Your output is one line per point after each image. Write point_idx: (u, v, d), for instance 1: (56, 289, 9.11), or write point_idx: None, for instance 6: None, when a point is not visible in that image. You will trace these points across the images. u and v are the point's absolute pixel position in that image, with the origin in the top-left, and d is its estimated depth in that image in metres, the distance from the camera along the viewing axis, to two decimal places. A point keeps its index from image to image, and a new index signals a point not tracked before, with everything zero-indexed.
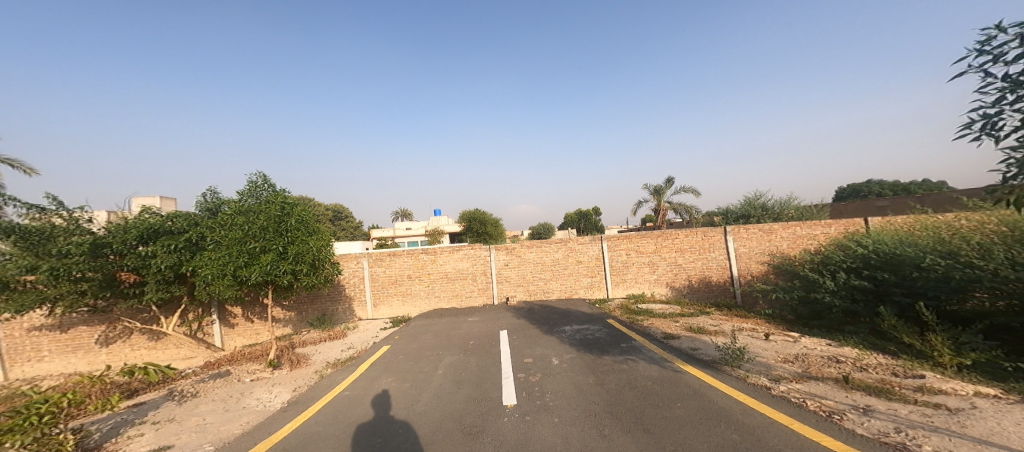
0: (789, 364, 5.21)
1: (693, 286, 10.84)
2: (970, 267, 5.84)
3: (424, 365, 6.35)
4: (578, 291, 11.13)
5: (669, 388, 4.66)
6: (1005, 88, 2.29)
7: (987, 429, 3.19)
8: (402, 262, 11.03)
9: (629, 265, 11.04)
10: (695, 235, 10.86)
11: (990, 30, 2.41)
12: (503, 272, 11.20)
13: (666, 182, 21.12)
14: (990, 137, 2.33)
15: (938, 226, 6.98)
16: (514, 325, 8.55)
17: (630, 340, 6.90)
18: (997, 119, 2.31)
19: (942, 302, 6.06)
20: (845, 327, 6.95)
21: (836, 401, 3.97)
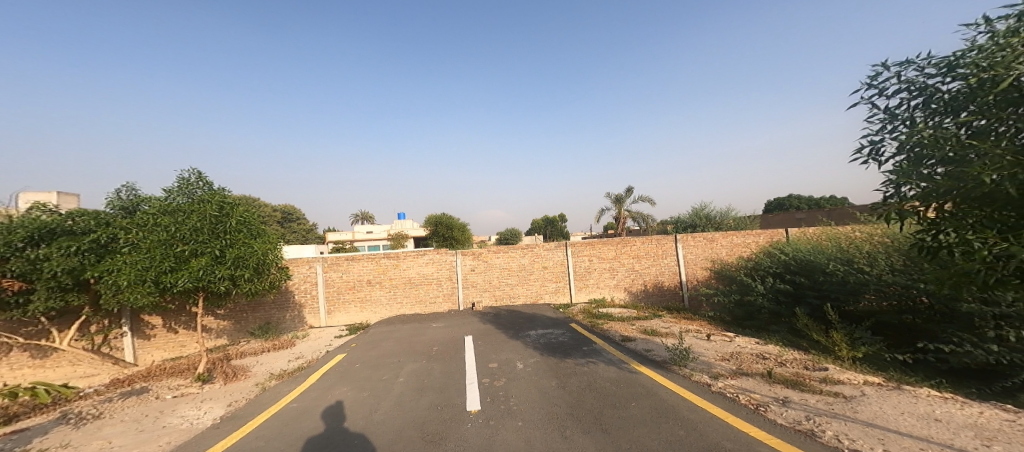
0: (726, 361, 5.61)
1: (648, 291, 11.32)
2: (861, 272, 6.60)
3: (383, 373, 6.15)
4: (543, 297, 11.27)
5: (625, 388, 4.85)
6: (885, 119, 2.63)
7: (872, 413, 3.61)
8: (362, 267, 10.65)
9: (592, 270, 11.36)
10: (650, 242, 11.37)
11: (877, 69, 2.73)
12: (470, 277, 11.12)
13: (626, 191, 22.05)
14: (875, 162, 2.67)
15: (840, 236, 7.82)
16: (478, 331, 8.49)
17: (591, 343, 7.09)
18: (880, 145, 2.64)
19: (843, 302, 6.80)
20: (770, 326, 7.59)
21: (762, 394, 4.32)
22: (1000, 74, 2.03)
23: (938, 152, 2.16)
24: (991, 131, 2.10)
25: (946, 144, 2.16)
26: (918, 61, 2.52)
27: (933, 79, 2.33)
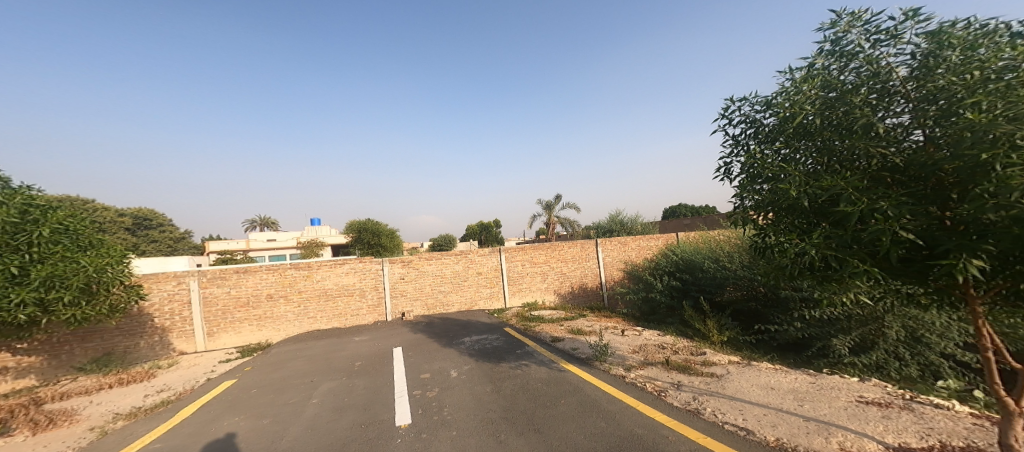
0: (636, 353, 6.19)
1: (575, 292, 11.92)
2: (724, 268, 7.89)
3: (291, 396, 5.72)
4: (478, 303, 11.29)
5: (555, 387, 5.09)
6: (735, 144, 3.34)
7: (735, 387, 4.32)
8: (259, 280, 9.69)
9: (524, 274, 11.64)
10: (576, 246, 12.01)
11: (726, 102, 3.45)
12: (399, 286, 10.74)
13: (556, 198, 22.98)
14: (728, 178, 3.36)
15: (711, 239, 9.20)
16: (412, 340, 8.27)
17: (524, 345, 7.30)
18: (731, 165, 3.35)
19: (716, 294, 7.94)
20: (667, 319, 8.53)
21: (663, 381, 4.87)
22: (797, 111, 2.77)
23: (762, 172, 2.78)
24: (794, 156, 2.82)
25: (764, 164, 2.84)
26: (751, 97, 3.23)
27: (762, 113, 3.07)
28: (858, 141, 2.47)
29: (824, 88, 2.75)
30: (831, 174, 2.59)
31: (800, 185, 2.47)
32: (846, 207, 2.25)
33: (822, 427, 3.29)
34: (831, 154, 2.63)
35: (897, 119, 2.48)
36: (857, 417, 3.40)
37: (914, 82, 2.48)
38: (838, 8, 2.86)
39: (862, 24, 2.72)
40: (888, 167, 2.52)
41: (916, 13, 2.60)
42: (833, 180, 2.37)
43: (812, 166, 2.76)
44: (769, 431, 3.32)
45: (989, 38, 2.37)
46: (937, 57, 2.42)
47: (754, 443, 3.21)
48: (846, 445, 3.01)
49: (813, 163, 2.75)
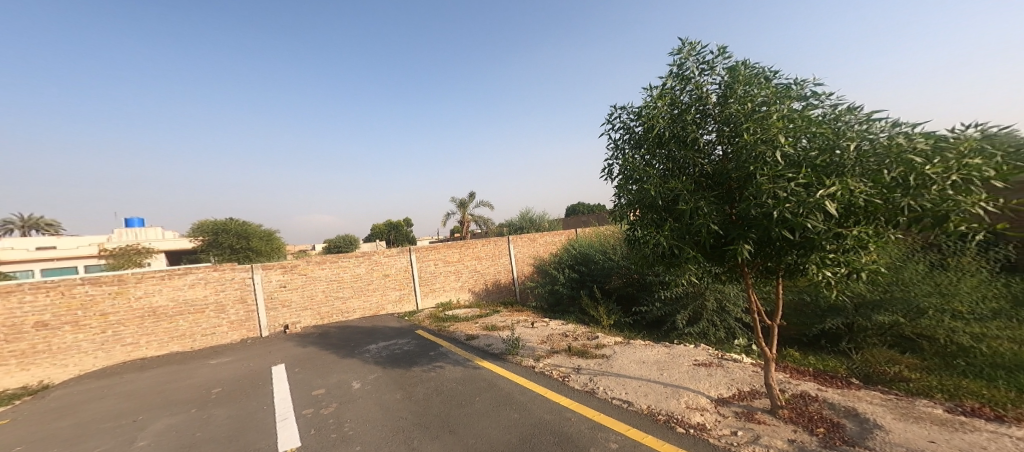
0: (544, 343, 6.52)
1: (489, 288, 12.11)
2: (610, 259, 8.83)
3: (108, 442, 4.67)
4: (388, 304, 10.79)
5: (469, 385, 5.11)
6: (614, 148, 3.97)
7: (620, 364, 4.87)
8: (18, 303, 6.96)
9: (437, 274, 11.47)
10: (489, 243, 12.21)
11: (609, 110, 3.89)
12: (278, 295, 9.50)
13: (470, 196, 22.97)
14: (609, 177, 4.01)
15: (602, 233, 10.18)
16: (301, 357, 7.51)
17: (437, 347, 7.21)
18: (611, 167, 4.00)
19: (606, 283, 8.83)
20: (568, 309, 9.19)
21: (567, 367, 5.23)
22: (657, 126, 3.54)
23: (632, 176, 3.65)
24: (652, 161, 3.67)
25: (638, 169, 3.59)
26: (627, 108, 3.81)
27: (634, 123, 3.75)
28: (687, 152, 3.42)
29: (670, 106, 3.61)
30: (674, 177, 3.53)
31: (657, 187, 3.42)
32: (681, 205, 3.26)
33: (676, 390, 3.90)
34: (675, 162, 3.55)
35: (709, 136, 3.38)
36: (698, 378, 4.14)
37: (720, 107, 3.38)
38: (680, 37, 3.52)
39: (694, 53, 3.47)
40: (703, 174, 3.47)
41: (723, 50, 3.29)
42: (674, 184, 3.35)
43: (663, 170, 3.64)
44: (642, 401, 3.81)
45: (757, 79, 3.30)
46: (732, 88, 3.31)
47: (631, 413, 3.66)
48: (690, 403, 3.63)
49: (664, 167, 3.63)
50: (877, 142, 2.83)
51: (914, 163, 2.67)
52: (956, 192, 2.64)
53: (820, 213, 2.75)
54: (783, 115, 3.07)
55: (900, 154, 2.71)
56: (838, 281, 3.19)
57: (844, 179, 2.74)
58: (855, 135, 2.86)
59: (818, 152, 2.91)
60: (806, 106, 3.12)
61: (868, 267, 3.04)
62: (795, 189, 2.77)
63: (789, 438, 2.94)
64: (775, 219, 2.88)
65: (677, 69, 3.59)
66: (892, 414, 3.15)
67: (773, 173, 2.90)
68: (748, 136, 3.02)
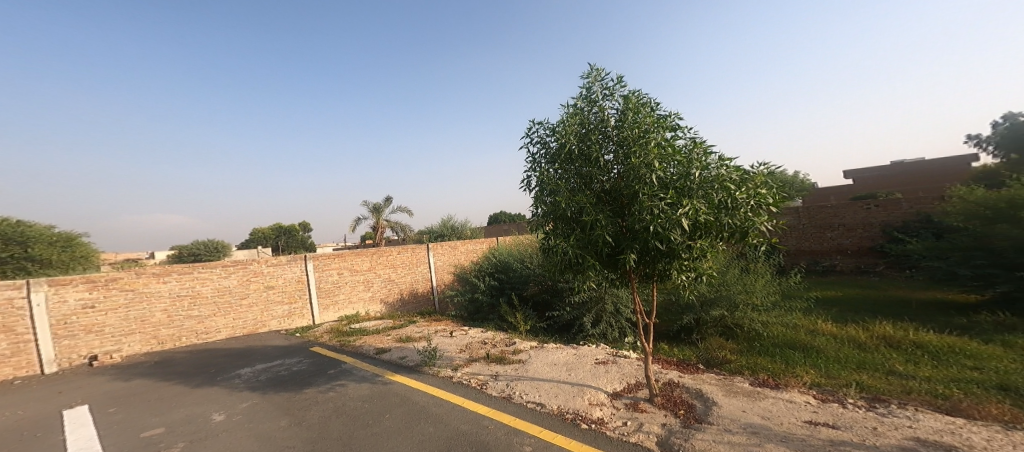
0: (463, 353, 6.49)
1: (405, 299, 11.67)
2: (527, 267, 9.17)
3: None
4: (271, 321, 9.26)
5: (378, 402, 4.76)
6: (531, 161, 4.18)
7: (535, 368, 5.09)
8: None
9: (342, 283, 10.53)
10: (406, 251, 11.82)
11: (531, 124, 4.10)
12: (77, 321, 7.04)
13: (385, 202, 21.99)
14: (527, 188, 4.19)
15: (521, 241, 10.56)
16: (114, 392, 5.55)
17: (338, 364, 6.60)
18: (529, 179, 4.19)
19: (524, 290, 9.14)
20: (487, 316, 9.31)
21: (484, 375, 5.27)
22: (568, 143, 3.83)
23: (546, 189, 3.94)
24: (563, 176, 3.98)
25: (552, 184, 3.88)
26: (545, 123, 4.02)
27: (549, 139, 4.00)
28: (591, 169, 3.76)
29: (579, 125, 3.93)
30: (580, 191, 3.90)
31: (567, 199, 3.76)
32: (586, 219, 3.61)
33: (582, 389, 4.18)
34: (582, 178, 3.92)
35: (609, 156, 3.75)
36: (597, 375, 4.50)
37: (618, 130, 3.76)
38: (590, 63, 3.85)
39: (600, 79, 3.84)
40: (604, 190, 3.87)
41: (621, 80, 3.66)
42: (581, 198, 3.73)
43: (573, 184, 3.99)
44: (553, 402, 4.01)
45: (645, 108, 3.71)
46: (626, 115, 3.72)
47: (544, 414, 3.83)
48: (592, 399, 3.93)
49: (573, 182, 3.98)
50: (708, 174, 3.48)
51: (738, 188, 3.44)
52: (756, 213, 3.51)
53: (681, 227, 3.33)
54: (658, 143, 3.56)
55: (720, 183, 3.41)
56: (688, 283, 3.81)
57: (693, 201, 3.35)
58: (701, 164, 3.48)
59: (678, 178, 3.51)
60: (672, 138, 3.65)
61: (710, 270, 3.73)
62: (665, 208, 3.33)
63: (661, 423, 3.36)
64: (652, 233, 3.41)
65: (586, 91, 3.93)
66: (720, 391, 3.90)
67: (651, 192, 3.42)
68: (636, 159, 3.48)
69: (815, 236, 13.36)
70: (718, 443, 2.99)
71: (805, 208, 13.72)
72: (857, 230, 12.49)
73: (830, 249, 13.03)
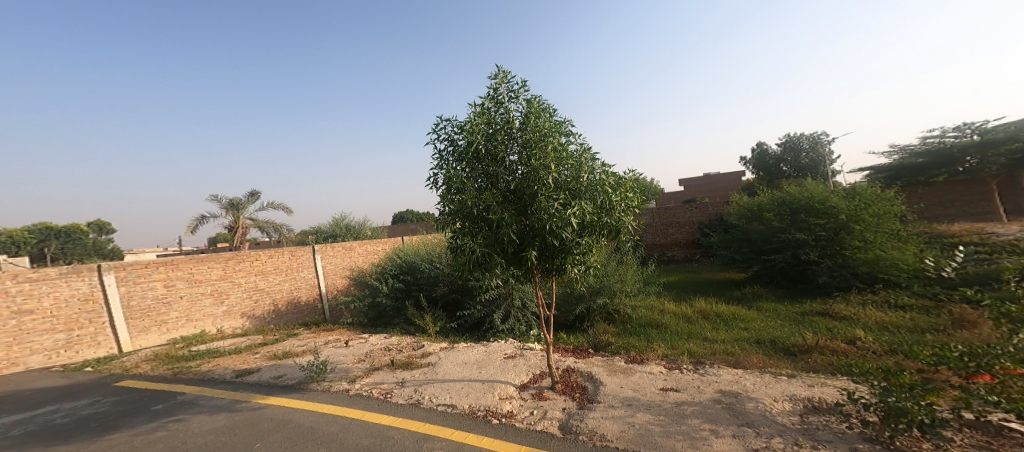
0: (362, 362, 6.11)
1: (280, 311, 9.99)
2: (436, 267, 9.05)
3: None
4: (30, 357, 6.91)
5: (245, 431, 4.08)
6: (438, 159, 4.12)
7: (445, 369, 5.06)
8: None
9: (172, 297, 8.49)
10: (281, 255, 10.20)
11: (437, 119, 4.00)
12: None
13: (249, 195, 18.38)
14: (433, 186, 4.12)
15: (428, 241, 10.30)
16: None
17: (174, 397, 5.23)
18: (435, 177, 4.12)
19: (432, 291, 8.94)
20: (393, 321, 8.87)
21: (388, 383, 5.04)
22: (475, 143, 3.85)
23: (452, 186, 3.93)
24: (471, 174, 4.02)
25: (459, 183, 3.88)
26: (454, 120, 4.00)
27: (457, 137, 4.00)
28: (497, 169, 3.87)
29: (486, 124, 4.00)
30: (487, 190, 3.99)
31: (474, 198, 3.82)
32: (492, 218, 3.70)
33: (492, 385, 4.26)
34: (488, 177, 3.99)
35: (514, 157, 3.89)
36: (506, 369, 4.63)
37: (521, 132, 3.91)
38: (496, 64, 3.92)
39: (506, 81, 3.94)
40: (509, 189, 3.99)
41: (525, 84, 3.78)
42: (486, 197, 3.81)
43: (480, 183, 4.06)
44: (464, 401, 4.02)
45: (545, 113, 3.91)
46: (530, 118, 3.88)
47: (454, 415, 3.82)
48: (502, 394, 4.03)
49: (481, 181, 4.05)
50: (595, 178, 3.77)
51: (615, 190, 3.79)
52: (626, 214, 3.91)
53: (570, 226, 3.62)
54: (556, 147, 3.77)
55: (604, 187, 3.72)
56: (579, 277, 4.11)
57: (581, 201, 3.63)
58: (589, 169, 3.75)
59: (570, 180, 3.75)
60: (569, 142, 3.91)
61: (595, 263, 4.07)
62: (559, 208, 3.56)
63: (562, 408, 3.59)
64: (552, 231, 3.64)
65: (493, 92, 4.01)
66: (605, 371, 4.32)
67: (547, 193, 3.65)
68: (535, 162, 3.66)
69: (660, 232, 15.14)
70: (606, 419, 3.32)
71: (653, 211, 15.18)
72: (687, 227, 14.68)
73: (671, 243, 15.00)
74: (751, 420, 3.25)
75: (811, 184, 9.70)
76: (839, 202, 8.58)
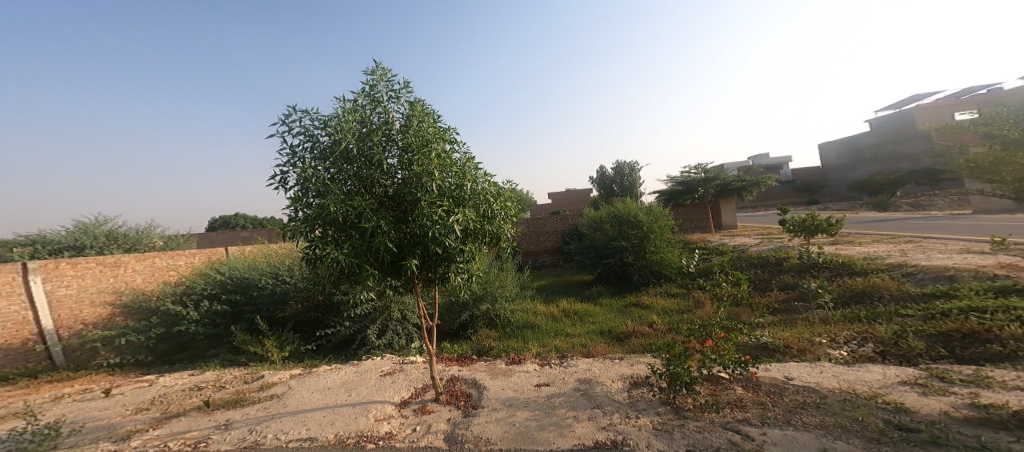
0: (144, 413, 4.65)
1: None
2: (284, 283, 7.64)
3: None
4: None
5: None
6: (288, 157, 3.56)
7: (297, 400, 4.41)
8: None
9: None
10: None
11: (288, 109, 3.42)
12: None
13: None
14: (281, 188, 3.53)
15: (270, 253, 8.55)
16: None
17: None
18: (284, 176, 3.53)
19: (273, 311, 7.49)
20: (207, 352, 7.19)
21: (200, 430, 3.98)
22: (342, 139, 3.49)
23: (311, 187, 3.44)
24: (337, 175, 3.61)
25: (317, 184, 3.45)
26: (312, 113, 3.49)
27: (318, 131, 3.57)
28: (373, 172, 3.59)
29: (359, 123, 3.67)
30: (360, 195, 3.65)
31: (338, 202, 3.41)
32: (364, 224, 3.40)
33: (366, 407, 3.90)
34: (360, 179, 3.67)
35: (393, 160, 3.67)
36: (383, 388, 4.35)
37: (402, 134, 3.74)
38: (374, 59, 3.66)
39: (385, 80, 3.72)
40: (386, 194, 3.74)
41: (408, 84, 3.63)
42: (358, 202, 3.47)
43: (349, 186, 3.68)
44: (328, 431, 3.53)
45: (428, 117, 3.82)
46: (411, 120, 3.74)
47: (315, 448, 3.31)
48: (378, 415, 3.71)
49: (350, 184, 3.67)
50: (480, 186, 3.86)
51: (496, 199, 3.95)
52: (505, 222, 4.11)
53: (453, 234, 3.60)
54: (440, 153, 3.71)
55: (489, 194, 3.86)
56: (463, 283, 4.13)
57: (464, 209, 3.66)
58: (473, 177, 3.81)
59: (455, 187, 3.75)
60: (453, 149, 3.90)
61: (477, 271, 4.14)
62: (442, 215, 3.52)
63: (447, 419, 3.53)
64: (430, 238, 3.56)
65: (369, 89, 3.72)
66: (488, 374, 4.48)
67: (430, 200, 3.57)
68: (417, 167, 3.53)
69: (531, 239, 16.18)
70: (489, 423, 3.38)
71: (528, 219, 16.19)
72: (553, 235, 16.11)
73: (542, 250, 16.19)
74: (600, 401, 3.70)
75: (622, 203, 11.74)
76: (641, 217, 10.75)
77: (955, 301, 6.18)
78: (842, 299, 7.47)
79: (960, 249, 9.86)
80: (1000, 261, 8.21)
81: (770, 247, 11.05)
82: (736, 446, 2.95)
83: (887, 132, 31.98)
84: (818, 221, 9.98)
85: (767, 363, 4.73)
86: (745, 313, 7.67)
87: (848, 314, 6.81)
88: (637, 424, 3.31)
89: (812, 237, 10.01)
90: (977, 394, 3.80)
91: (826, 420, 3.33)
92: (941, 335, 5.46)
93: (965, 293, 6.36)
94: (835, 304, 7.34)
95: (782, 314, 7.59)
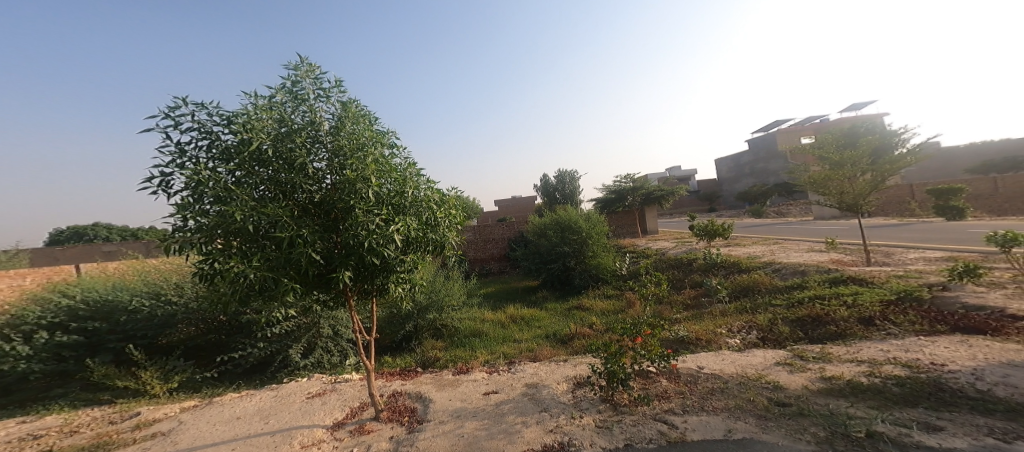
0: None
1: None
2: (169, 304, 6.50)
3: None
4: None
5: None
6: (174, 156, 3.00)
7: (192, 436, 3.76)
8: None
9: None
10: None
11: (174, 101, 2.91)
12: None
13: None
14: (165, 193, 2.96)
15: (148, 271, 7.14)
16: None
17: None
18: (168, 179, 2.96)
19: (151, 338, 6.26)
20: (46, 395, 5.59)
21: None
22: (252, 139, 3.09)
23: (208, 193, 2.97)
24: (247, 179, 3.18)
25: (215, 189, 2.99)
26: (209, 107, 3.01)
27: (218, 128, 3.12)
28: (294, 176, 3.23)
29: (277, 121, 3.29)
30: (277, 201, 3.26)
31: (245, 210, 2.99)
32: (280, 233, 3.03)
33: (288, 434, 3.49)
34: (278, 185, 3.29)
35: (320, 164, 3.36)
36: (310, 411, 3.96)
37: (332, 136, 3.44)
38: (297, 53, 3.32)
39: (312, 77, 3.39)
40: (311, 200, 3.41)
41: (339, 83, 3.37)
42: (274, 209, 3.09)
43: (262, 191, 3.26)
44: None
45: (363, 119, 3.59)
46: (342, 122, 3.47)
47: None
48: (304, 441, 3.34)
49: (263, 189, 3.26)
50: (422, 193, 3.73)
51: (440, 207, 3.85)
52: (449, 230, 4.02)
53: (393, 243, 3.40)
54: (377, 158, 3.50)
55: (433, 202, 3.75)
56: (404, 294, 3.94)
57: (405, 217, 3.48)
58: (414, 184, 3.66)
59: (394, 194, 3.56)
60: (392, 154, 3.71)
61: (420, 280, 4.01)
62: (379, 223, 3.30)
63: (389, 437, 3.32)
64: (363, 248, 3.32)
65: (291, 85, 3.36)
66: (435, 387, 4.36)
67: (365, 207, 3.33)
68: (350, 172, 3.26)
69: (477, 247, 15.97)
70: (436, 437, 3.25)
71: (474, 227, 15.98)
72: (500, 243, 16.13)
73: (488, 257, 16.08)
74: (546, 405, 3.79)
75: (564, 211, 12.24)
76: (582, 223, 11.35)
77: (807, 291, 7.56)
78: (733, 293, 8.68)
79: (808, 248, 12.10)
80: (832, 258, 10.25)
81: (684, 250, 12.46)
82: (665, 437, 3.20)
83: (761, 151, 37.83)
84: (716, 227, 11.52)
85: (683, 354, 5.28)
86: (667, 310, 8.50)
87: (739, 306, 7.92)
88: (581, 424, 3.44)
89: (713, 240, 11.51)
90: (824, 368, 4.66)
91: (729, 402, 3.81)
92: (800, 319, 6.61)
93: (812, 284, 7.80)
94: (731, 298, 8.51)
95: (693, 309, 8.54)
